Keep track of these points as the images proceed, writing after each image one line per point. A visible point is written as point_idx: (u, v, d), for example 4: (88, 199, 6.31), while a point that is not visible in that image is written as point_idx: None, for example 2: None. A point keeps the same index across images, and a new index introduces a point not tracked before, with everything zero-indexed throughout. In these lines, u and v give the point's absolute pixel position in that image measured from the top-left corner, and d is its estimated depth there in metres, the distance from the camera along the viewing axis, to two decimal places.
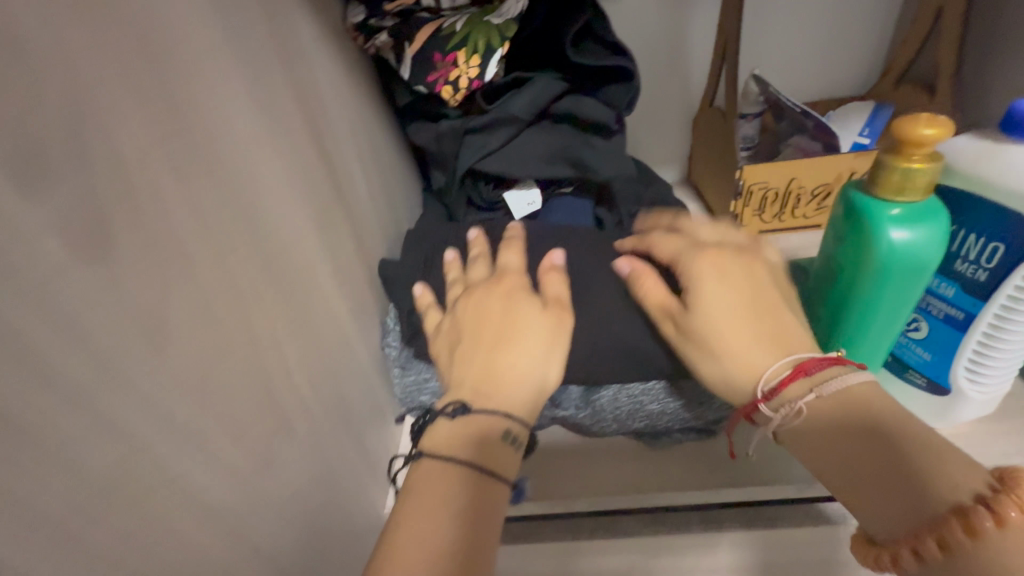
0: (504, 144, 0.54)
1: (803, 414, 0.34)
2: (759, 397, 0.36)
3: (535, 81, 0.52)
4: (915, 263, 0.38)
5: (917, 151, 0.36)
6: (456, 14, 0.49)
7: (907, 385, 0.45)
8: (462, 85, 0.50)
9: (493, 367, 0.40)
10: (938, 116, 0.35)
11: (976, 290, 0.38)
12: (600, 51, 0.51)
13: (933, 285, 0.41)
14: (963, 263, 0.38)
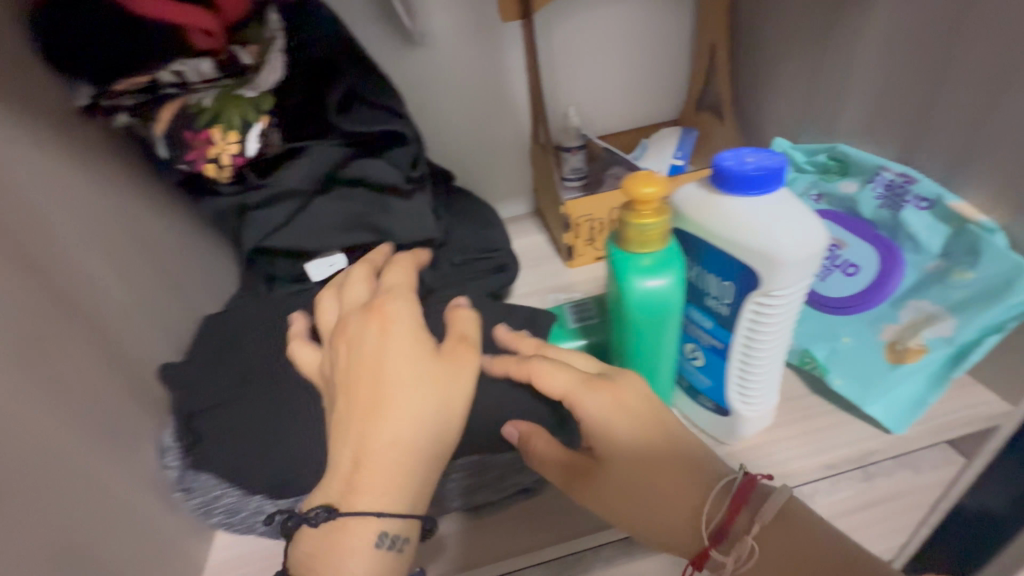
0: (292, 217, 0.51)
1: (754, 551, 0.36)
2: (710, 543, 0.37)
3: (310, 149, 0.49)
4: (662, 308, 0.40)
5: (646, 207, 0.38)
6: (205, 89, 0.45)
7: (700, 409, 0.48)
8: (225, 163, 0.46)
9: (364, 433, 0.36)
10: (655, 172, 0.37)
11: (725, 324, 0.41)
12: (375, 115, 0.49)
13: (695, 318, 0.43)
14: (710, 299, 0.41)
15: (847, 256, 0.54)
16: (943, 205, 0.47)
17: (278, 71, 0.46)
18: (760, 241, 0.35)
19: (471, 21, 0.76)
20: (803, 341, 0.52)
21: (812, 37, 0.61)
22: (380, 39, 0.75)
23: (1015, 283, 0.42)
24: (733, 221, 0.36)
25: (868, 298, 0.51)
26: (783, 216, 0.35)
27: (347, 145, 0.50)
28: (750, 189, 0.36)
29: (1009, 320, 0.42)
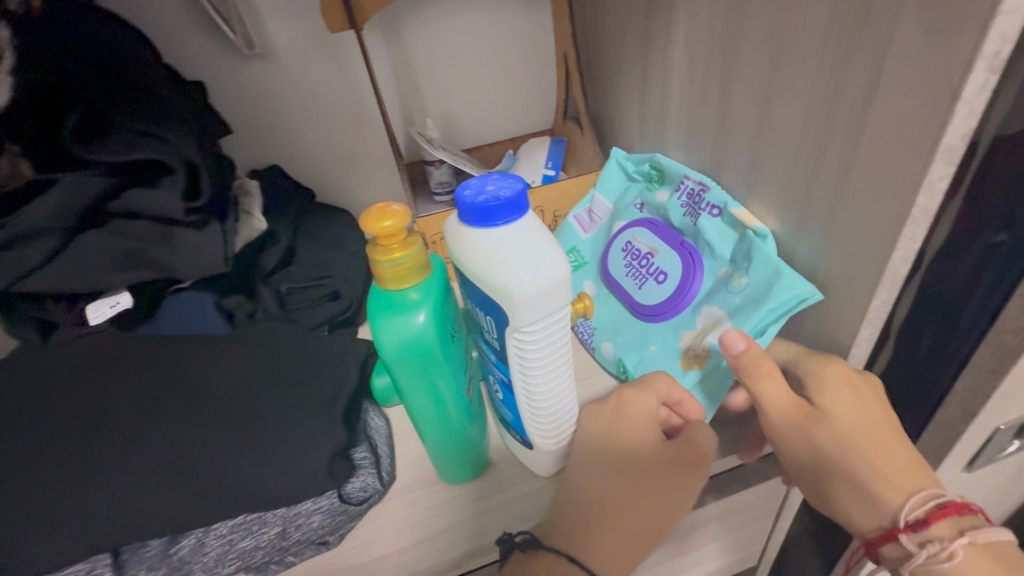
0: (50, 257, 0.45)
1: (953, 557, 0.36)
2: (903, 525, 0.37)
3: (59, 181, 0.44)
4: (423, 347, 0.37)
5: (390, 242, 0.35)
6: None
7: (512, 441, 0.45)
8: None
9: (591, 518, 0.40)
10: (393, 205, 0.35)
11: (503, 358, 0.38)
12: (134, 139, 0.45)
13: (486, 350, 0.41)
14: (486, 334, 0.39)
15: (658, 263, 0.52)
16: (727, 212, 0.48)
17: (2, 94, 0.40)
18: (496, 276, 0.33)
19: (310, 31, 0.72)
20: (620, 350, 0.53)
21: (637, 51, 0.59)
22: (207, 51, 0.69)
23: (774, 289, 0.43)
24: (476, 255, 0.34)
25: (671, 307, 0.50)
26: (520, 249, 0.33)
27: (111, 175, 0.45)
28: (492, 220, 0.33)
29: (773, 324, 0.43)
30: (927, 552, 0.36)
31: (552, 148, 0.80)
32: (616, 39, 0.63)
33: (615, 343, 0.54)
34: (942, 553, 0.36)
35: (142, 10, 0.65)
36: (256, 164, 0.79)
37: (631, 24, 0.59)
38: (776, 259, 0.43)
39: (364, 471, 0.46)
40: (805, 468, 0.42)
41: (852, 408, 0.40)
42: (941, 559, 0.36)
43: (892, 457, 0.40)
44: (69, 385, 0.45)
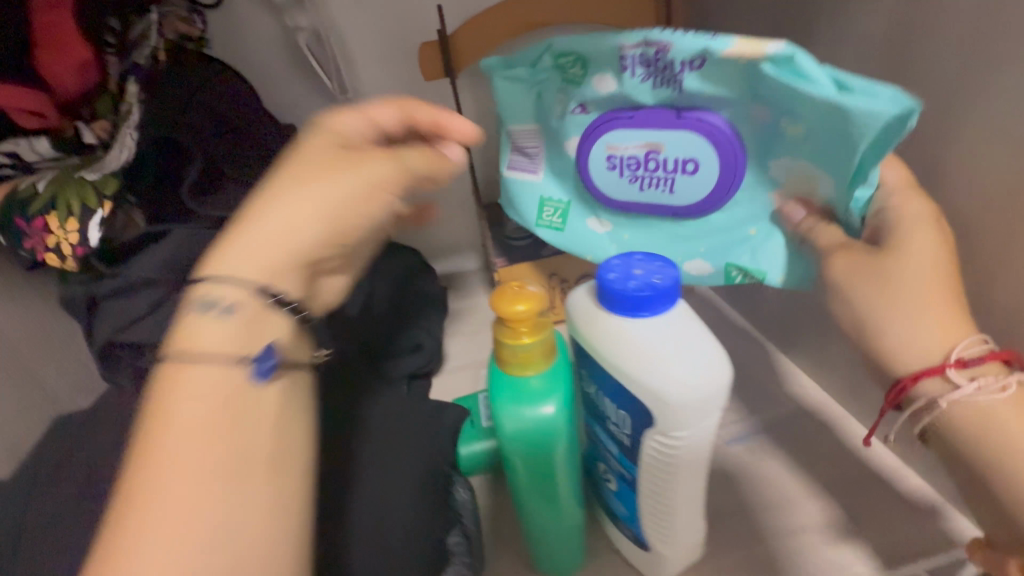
0: (154, 307, 0.44)
1: (1007, 390, 0.28)
2: (953, 361, 0.29)
3: (171, 234, 0.44)
4: (546, 439, 0.34)
5: (522, 325, 0.32)
6: (43, 173, 0.40)
7: (620, 536, 0.41)
8: (66, 253, 0.40)
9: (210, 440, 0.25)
10: (527, 287, 0.33)
11: (629, 455, 0.34)
12: (244, 192, 0.45)
13: (605, 441, 0.37)
14: (610, 425, 0.35)
15: (669, 157, 0.37)
16: (716, 54, 0.33)
17: (127, 150, 0.40)
18: (650, 372, 0.29)
19: (397, 75, 0.72)
20: (715, 258, 0.40)
21: None
22: (301, 95, 0.70)
23: (852, 118, 0.31)
24: (619, 346, 0.30)
25: (726, 193, 0.37)
26: (677, 344, 0.29)
27: (217, 227, 0.44)
28: (643, 312, 0.29)
29: (881, 160, 0.32)
30: (956, 395, 0.29)
31: None
32: None
33: (703, 254, 0.40)
34: (994, 388, 0.29)
35: (246, 56, 0.67)
36: None
37: None
38: (806, 57, 0.32)
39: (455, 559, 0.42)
40: (863, 330, 0.32)
41: (931, 248, 0.31)
42: (994, 394, 0.28)
43: (940, 295, 0.30)
44: None
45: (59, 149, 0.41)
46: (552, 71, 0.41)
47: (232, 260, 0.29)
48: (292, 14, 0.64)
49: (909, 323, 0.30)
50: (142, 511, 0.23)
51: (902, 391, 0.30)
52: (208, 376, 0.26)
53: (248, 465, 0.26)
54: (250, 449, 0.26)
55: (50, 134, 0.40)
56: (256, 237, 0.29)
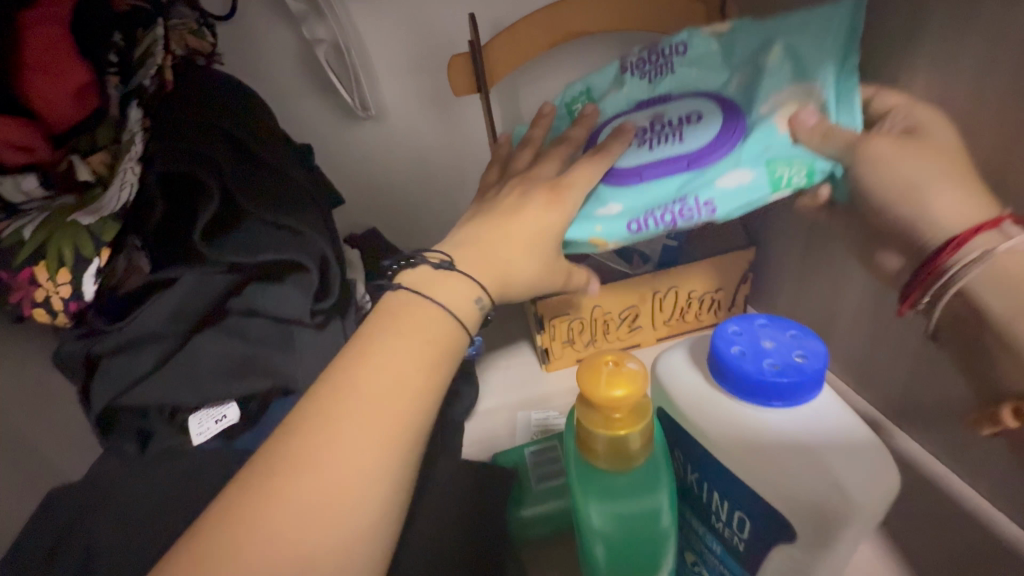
0: (160, 363, 0.39)
1: None
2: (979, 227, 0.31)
3: (180, 281, 0.37)
4: (639, 538, 0.28)
5: (618, 413, 0.25)
6: (29, 216, 0.35)
7: None
8: (57, 307, 0.35)
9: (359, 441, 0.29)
10: (625, 361, 0.26)
11: (741, 560, 0.29)
12: (268, 234, 0.38)
13: (700, 536, 0.31)
14: (716, 523, 0.29)
15: (674, 116, 0.44)
16: (696, 41, 0.44)
17: (127, 188, 0.34)
18: (799, 477, 0.26)
19: (422, 90, 0.66)
20: (749, 165, 0.39)
21: None
22: (320, 112, 0.65)
23: (825, 20, 0.38)
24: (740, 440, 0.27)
25: (734, 131, 0.41)
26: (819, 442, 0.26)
27: (231, 271, 0.39)
28: (774, 400, 0.26)
29: (852, 58, 0.38)
30: (1002, 246, 0.30)
31: None
32: None
33: (743, 164, 0.39)
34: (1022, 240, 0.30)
35: (260, 71, 0.61)
36: (353, 227, 0.73)
37: None
38: (766, 19, 0.42)
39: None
40: (909, 196, 0.34)
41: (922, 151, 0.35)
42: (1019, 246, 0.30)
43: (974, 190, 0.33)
44: (171, 517, 0.38)
45: (48, 187, 0.35)
46: (569, 114, 0.49)
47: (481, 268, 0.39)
48: (310, 23, 0.58)
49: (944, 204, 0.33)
50: (282, 493, 0.27)
51: (956, 245, 0.31)
52: (400, 349, 0.33)
53: (357, 479, 0.28)
54: (390, 475, 0.29)
55: (38, 169, 0.34)
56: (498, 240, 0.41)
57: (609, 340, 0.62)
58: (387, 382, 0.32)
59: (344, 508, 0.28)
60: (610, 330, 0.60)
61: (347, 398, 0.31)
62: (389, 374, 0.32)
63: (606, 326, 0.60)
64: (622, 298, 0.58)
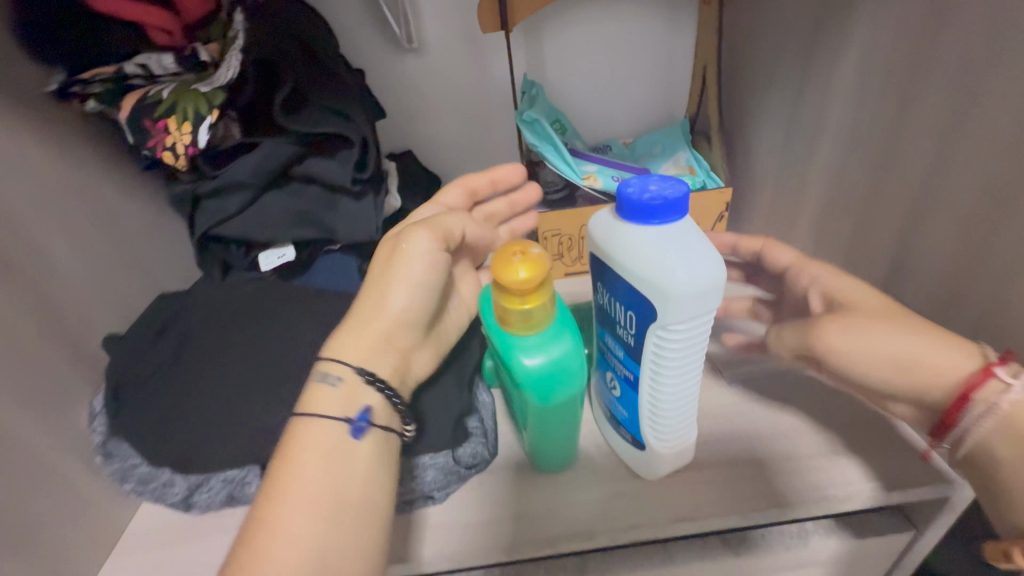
0: (243, 208, 0.53)
1: None
2: (973, 383, 0.38)
3: (261, 145, 0.51)
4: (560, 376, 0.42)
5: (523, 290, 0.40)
6: (165, 83, 0.49)
7: (620, 439, 0.47)
8: (181, 152, 0.48)
9: (293, 484, 0.35)
10: (528, 252, 0.41)
11: (633, 354, 0.40)
12: (325, 116, 0.51)
13: (613, 348, 0.43)
14: (624, 332, 0.40)
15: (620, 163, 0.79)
16: (612, 144, 0.86)
17: (233, 69, 0.48)
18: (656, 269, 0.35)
19: (462, 29, 0.77)
20: None
21: (792, 74, 0.59)
22: (375, 43, 0.77)
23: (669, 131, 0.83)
24: (633, 249, 0.36)
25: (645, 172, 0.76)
26: (677, 246, 0.35)
27: (297, 144, 0.52)
28: (653, 218, 0.36)
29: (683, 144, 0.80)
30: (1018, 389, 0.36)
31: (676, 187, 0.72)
32: (773, 52, 0.61)
33: None
34: None
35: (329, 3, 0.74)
36: (394, 148, 0.86)
37: (791, 45, 0.58)
38: (650, 134, 0.84)
39: (474, 439, 0.49)
40: (902, 370, 0.41)
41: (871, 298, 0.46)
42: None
43: (911, 317, 0.42)
44: (251, 317, 0.53)
45: (180, 65, 0.49)
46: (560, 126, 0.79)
47: (344, 343, 0.42)
48: None
49: (911, 350, 0.40)
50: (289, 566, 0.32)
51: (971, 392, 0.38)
52: (319, 472, 0.36)
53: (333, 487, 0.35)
54: (352, 464, 0.37)
55: (174, 51, 0.49)
56: (356, 326, 0.42)
57: None
58: (318, 481, 0.35)
59: (324, 525, 0.34)
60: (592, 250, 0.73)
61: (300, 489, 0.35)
62: (317, 463, 0.36)
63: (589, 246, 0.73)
64: None
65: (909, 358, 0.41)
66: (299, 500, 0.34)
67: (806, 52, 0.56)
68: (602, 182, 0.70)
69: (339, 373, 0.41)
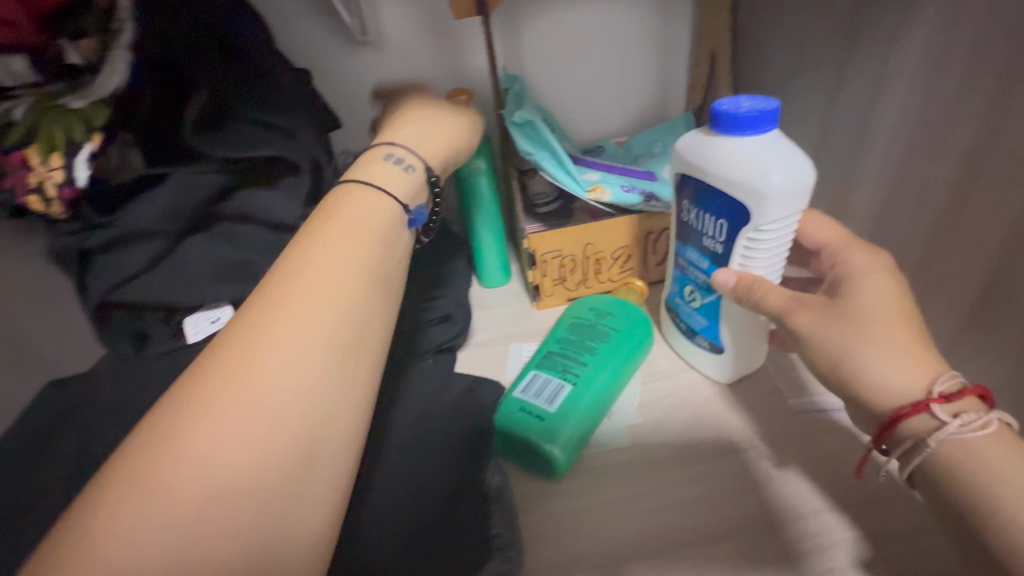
0: (153, 264, 0.39)
1: (987, 429, 0.30)
2: (934, 396, 0.31)
3: (171, 178, 0.37)
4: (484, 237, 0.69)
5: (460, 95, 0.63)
6: (17, 100, 0.34)
7: (696, 350, 0.53)
8: (51, 195, 0.34)
9: (302, 263, 0.32)
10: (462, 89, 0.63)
11: (719, 260, 0.46)
12: (256, 133, 0.38)
13: (694, 259, 0.49)
14: (708, 239, 0.46)
15: (619, 165, 0.69)
16: (604, 143, 0.76)
17: (116, 75, 0.35)
18: (747, 176, 0.40)
19: (425, 16, 0.64)
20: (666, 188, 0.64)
21: (829, 56, 0.49)
22: (320, 36, 0.63)
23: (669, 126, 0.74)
24: (726, 161, 0.41)
25: (650, 175, 0.67)
26: (769, 152, 0.40)
27: (226, 172, 0.39)
28: (746, 129, 0.40)
29: None
30: (992, 415, 0.30)
31: None
32: (804, 32, 0.52)
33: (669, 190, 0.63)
34: (975, 424, 0.30)
35: None
36: (351, 162, 0.73)
37: (830, 20, 0.49)
38: (647, 131, 0.74)
39: None
40: (844, 372, 0.35)
41: (892, 290, 0.37)
42: (973, 432, 0.30)
43: (910, 328, 0.35)
44: None
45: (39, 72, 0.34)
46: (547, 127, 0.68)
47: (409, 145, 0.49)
48: None
49: (886, 350, 0.34)
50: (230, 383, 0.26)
51: (941, 397, 0.31)
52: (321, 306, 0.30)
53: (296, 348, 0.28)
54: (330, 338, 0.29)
55: (27, 53, 0.34)
56: (375, 200, 0.40)
57: (599, 279, 0.65)
58: (316, 273, 0.32)
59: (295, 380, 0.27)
60: (599, 268, 0.63)
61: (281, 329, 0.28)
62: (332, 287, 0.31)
63: (596, 264, 0.63)
64: (613, 237, 0.61)
65: (875, 359, 0.34)
66: (241, 344, 0.27)
67: (848, 31, 0.47)
68: (608, 192, 0.60)
69: (408, 160, 0.46)
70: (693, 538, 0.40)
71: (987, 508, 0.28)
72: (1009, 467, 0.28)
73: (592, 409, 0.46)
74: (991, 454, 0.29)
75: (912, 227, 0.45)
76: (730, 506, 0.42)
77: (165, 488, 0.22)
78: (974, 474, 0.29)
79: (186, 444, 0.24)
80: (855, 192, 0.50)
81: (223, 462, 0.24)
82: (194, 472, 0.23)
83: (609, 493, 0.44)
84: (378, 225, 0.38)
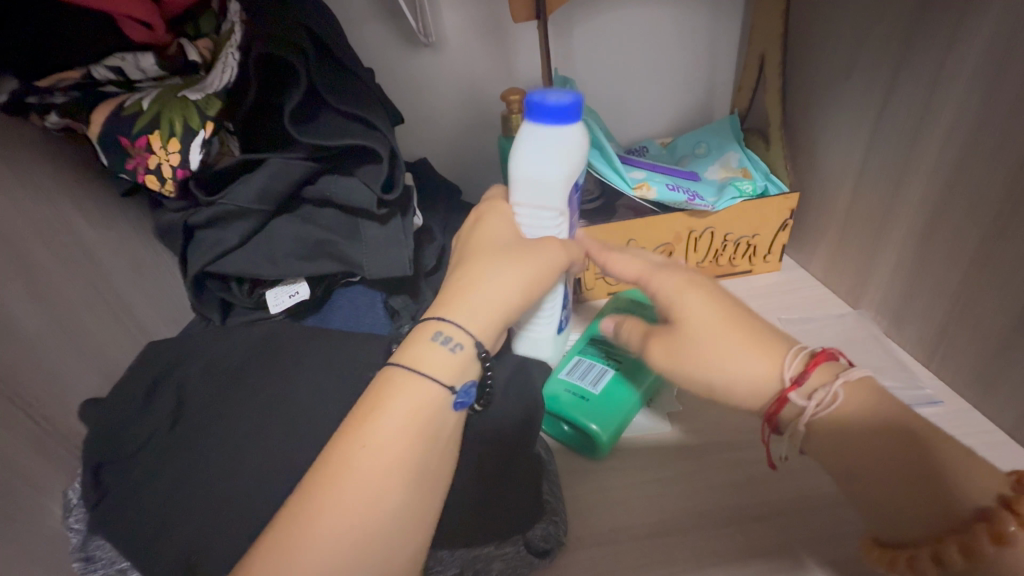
0: (246, 239, 0.44)
1: (839, 396, 0.32)
2: (789, 382, 0.34)
3: (267, 163, 0.42)
4: None
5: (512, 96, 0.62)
6: (143, 92, 0.39)
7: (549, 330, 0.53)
8: (168, 175, 0.39)
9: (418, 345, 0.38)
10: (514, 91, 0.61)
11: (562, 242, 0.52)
12: (344, 123, 0.42)
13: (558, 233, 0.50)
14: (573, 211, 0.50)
15: (663, 164, 0.71)
16: (649, 143, 0.78)
17: (228, 72, 0.40)
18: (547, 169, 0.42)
19: (483, 19, 0.68)
20: (710, 188, 0.66)
21: (883, 60, 0.50)
22: (385, 38, 0.68)
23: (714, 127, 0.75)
24: (535, 157, 0.42)
25: (695, 175, 0.68)
26: (555, 141, 0.42)
27: (312, 159, 0.43)
28: (548, 120, 0.41)
29: (734, 142, 0.72)
30: (840, 377, 0.33)
31: (735, 191, 0.64)
32: (857, 36, 0.53)
33: (713, 190, 0.65)
34: (826, 396, 0.32)
35: None
36: (406, 156, 0.77)
37: (884, 25, 0.49)
38: (692, 132, 0.75)
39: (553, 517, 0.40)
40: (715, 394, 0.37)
41: (704, 294, 0.39)
42: (829, 404, 0.32)
43: (758, 332, 0.36)
44: (258, 372, 0.44)
45: (163, 68, 0.40)
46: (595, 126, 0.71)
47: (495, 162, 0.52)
48: None
49: (719, 367, 0.36)
50: (345, 500, 0.31)
51: (801, 373, 0.34)
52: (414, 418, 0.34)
53: (388, 476, 0.32)
54: (420, 472, 0.33)
55: (155, 50, 0.39)
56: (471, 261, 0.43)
57: None
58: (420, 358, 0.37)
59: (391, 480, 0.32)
60: None
61: (378, 454, 0.32)
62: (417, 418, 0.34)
63: None
64: (657, 234, 0.63)
65: (734, 373, 0.35)
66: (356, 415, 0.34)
67: (903, 37, 0.48)
68: (654, 190, 0.62)
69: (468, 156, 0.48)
70: (732, 518, 0.42)
71: (895, 465, 0.29)
72: (869, 418, 0.31)
73: (604, 400, 0.47)
74: (850, 416, 0.32)
75: (963, 228, 0.45)
76: (769, 491, 0.44)
77: (314, 542, 0.29)
78: (856, 444, 0.31)
79: (316, 520, 0.30)
80: (905, 194, 0.50)
81: (329, 525, 0.30)
82: (322, 543, 0.29)
83: (650, 473, 0.46)
84: (487, 285, 0.41)
